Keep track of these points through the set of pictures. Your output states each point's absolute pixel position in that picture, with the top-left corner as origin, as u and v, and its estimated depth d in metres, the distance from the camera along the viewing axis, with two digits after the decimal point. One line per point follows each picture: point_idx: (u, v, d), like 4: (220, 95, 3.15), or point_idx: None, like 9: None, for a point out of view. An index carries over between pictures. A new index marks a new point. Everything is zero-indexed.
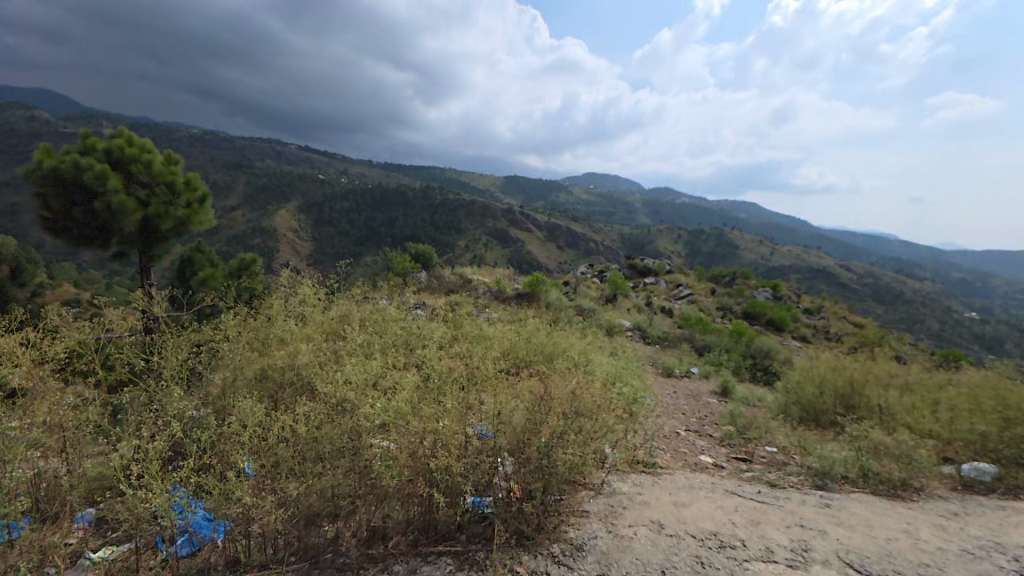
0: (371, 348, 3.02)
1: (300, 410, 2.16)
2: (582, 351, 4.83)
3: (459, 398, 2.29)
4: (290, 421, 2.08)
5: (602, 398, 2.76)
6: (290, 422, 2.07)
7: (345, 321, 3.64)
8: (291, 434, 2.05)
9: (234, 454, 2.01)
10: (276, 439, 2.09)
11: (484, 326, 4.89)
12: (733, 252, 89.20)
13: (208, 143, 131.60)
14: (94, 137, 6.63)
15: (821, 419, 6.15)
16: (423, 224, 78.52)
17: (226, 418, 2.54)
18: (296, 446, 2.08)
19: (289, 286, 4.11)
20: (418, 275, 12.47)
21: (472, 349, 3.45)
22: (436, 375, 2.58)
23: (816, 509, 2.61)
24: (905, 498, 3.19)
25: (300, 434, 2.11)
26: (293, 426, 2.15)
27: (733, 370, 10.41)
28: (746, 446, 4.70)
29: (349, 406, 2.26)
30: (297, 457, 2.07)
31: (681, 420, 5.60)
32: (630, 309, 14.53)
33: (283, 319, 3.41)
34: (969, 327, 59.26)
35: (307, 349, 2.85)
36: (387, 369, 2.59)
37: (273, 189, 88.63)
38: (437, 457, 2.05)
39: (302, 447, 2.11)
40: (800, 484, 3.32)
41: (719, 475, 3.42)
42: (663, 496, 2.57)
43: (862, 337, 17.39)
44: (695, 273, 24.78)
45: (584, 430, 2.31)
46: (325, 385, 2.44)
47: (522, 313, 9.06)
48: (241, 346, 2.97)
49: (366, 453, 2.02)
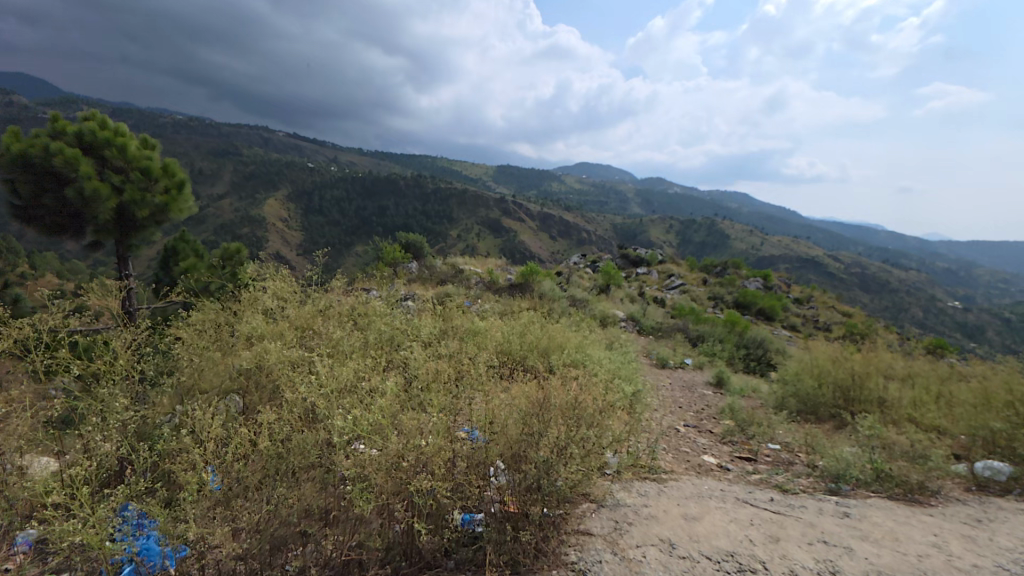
0: (351, 346, 2.76)
1: (264, 419, 1.89)
2: (578, 345, 4.60)
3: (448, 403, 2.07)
4: (257, 431, 1.83)
5: (603, 400, 2.55)
6: (256, 432, 1.82)
7: (325, 317, 3.37)
8: (259, 446, 1.80)
9: (189, 471, 1.74)
10: (235, 453, 1.82)
11: (475, 319, 4.64)
12: (724, 242, 89.51)
13: (192, 129, 128.19)
14: (63, 120, 6.17)
15: (820, 412, 6.01)
16: (414, 213, 77.62)
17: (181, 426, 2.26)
18: (265, 457, 1.83)
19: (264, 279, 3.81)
20: (409, 265, 12.14)
21: (463, 347, 3.20)
22: (420, 378, 2.33)
23: (835, 519, 2.42)
24: (923, 503, 3.01)
25: (263, 447, 1.84)
26: (255, 438, 1.88)
27: (727, 360, 10.28)
28: (748, 444, 4.51)
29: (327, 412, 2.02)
30: (265, 470, 1.83)
31: (679, 415, 5.42)
32: (624, 299, 14.34)
33: (255, 314, 3.12)
34: (953, 314, 60.30)
35: (280, 346, 2.58)
36: (367, 371, 2.35)
37: (261, 177, 86.84)
38: (426, 470, 1.82)
39: (271, 458, 1.85)
40: (812, 488, 3.13)
41: (726, 478, 3.22)
42: (672, 508, 2.35)
43: (851, 326, 17.45)
44: (687, 261, 24.66)
45: (587, 438, 2.10)
46: (296, 390, 2.18)
47: (515, 305, 8.81)
48: (207, 344, 2.69)
49: (339, 464, 1.74)
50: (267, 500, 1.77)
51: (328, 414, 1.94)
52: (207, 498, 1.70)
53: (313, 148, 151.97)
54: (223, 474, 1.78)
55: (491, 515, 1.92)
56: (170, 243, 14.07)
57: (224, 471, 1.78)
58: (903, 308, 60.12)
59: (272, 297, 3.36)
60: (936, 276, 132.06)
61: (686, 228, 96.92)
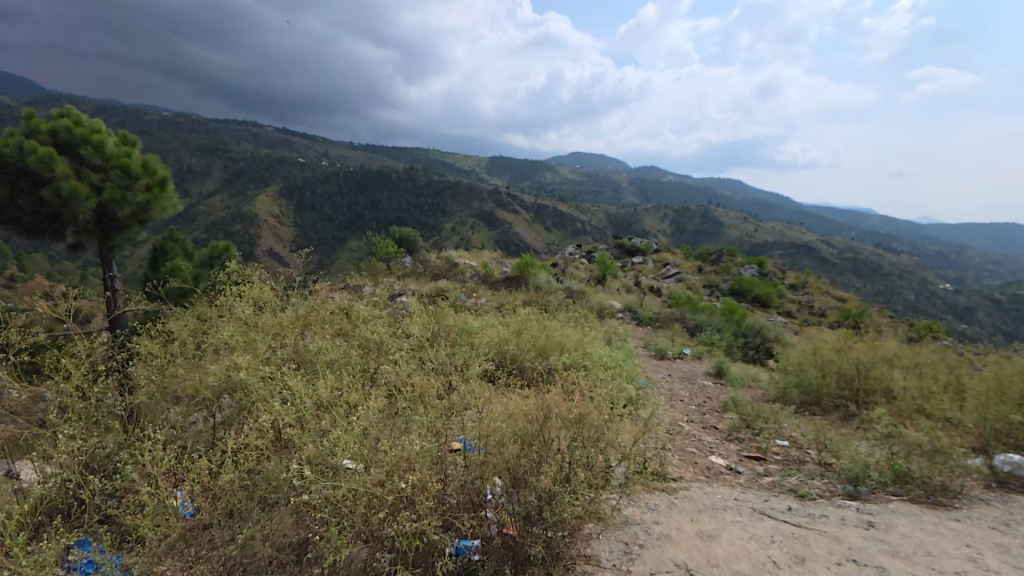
0: (333, 357, 2.56)
1: (232, 441, 1.69)
2: (578, 344, 4.41)
3: (437, 419, 1.89)
4: (224, 455, 1.63)
5: (605, 407, 2.39)
6: (223, 457, 1.62)
7: (305, 325, 3.15)
8: (225, 476, 1.59)
9: (148, 502, 1.54)
10: (198, 480, 1.61)
11: (469, 318, 4.43)
12: (718, 229, 89.56)
13: (179, 126, 126.03)
14: (37, 117, 5.86)
15: (824, 403, 5.89)
16: (407, 207, 76.97)
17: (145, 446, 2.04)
18: (233, 486, 1.62)
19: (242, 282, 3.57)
20: (402, 260, 11.88)
21: (455, 352, 3.01)
22: (407, 391, 2.14)
23: (861, 531, 2.26)
24: (947, 505, 2.86)
25: (231, 472, 1.63)
26: (222, 463, 1.67)
27: (725, 350, 10.16)
28: (755, 440, 4.35)
29: (303, 432, 1.83)
30: (235, 500, 1.62)
31: (682, 410, 5.26)
32: (620, 290, 14.16)
33: (227, 320, 2.88)
34: (943, 296, 60.80)
35: (253, 357, 2.37)
36: (348, 385, 2.15)
37: (251, 173, 85.64)
38: (414, 500, 1.62)
39: (238, 489, 1.64)
40: (828, 492, 2.97)
41: (738, 483, 3.05)
42: (685, 525, 2.16)
43: (845, 311, 17.41)
44: (682, 250, 24.42)
45: (590, 450, 1.95)
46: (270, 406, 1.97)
47: (511, 299, 8.60)
48: (174, 356, 2.45)
49: (315, 496, 1.53)
50: (235, 533, 1.58)
51: (303, 439, 1.74)
52: (171, 533, 1.50)
53: (303, 143, 150.02)
54: (196, 498, 1.60)
55: (489, 543, 1.72)
56: (158, 243, 13.76)
57: (194, 495, 1.60)
58: (895, 292, 60.55)
59: (245, 299, 3.10)
60: (927, 259, 133.21)
61: (680, 217, 96.84)
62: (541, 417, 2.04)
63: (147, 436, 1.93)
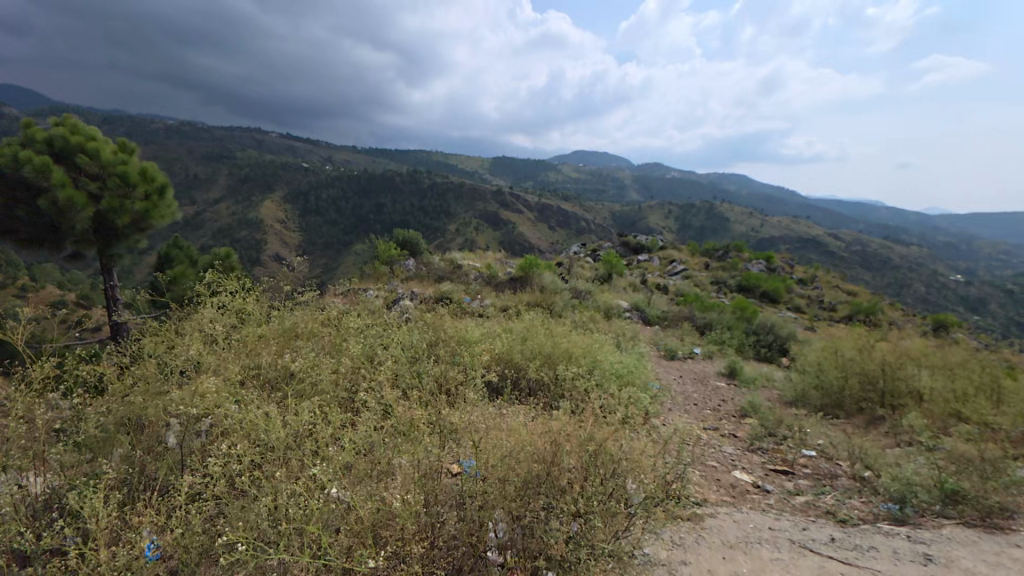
0: (317, 376, 2.36)
1: (194, 478, 1.48)
2: (586, 349, 4.14)
3: (428, 453, 1.71)
4: (182, 501, 1.42)
5: (615, 428, 2.20)
6: (181, 505, 1.42)
7: (289, 340, 2.95)
8: (183, 525, 1.37)
9: (102, 551, 1.33)
10: (157, 530, 1.40)
11: (469, 325, 4.20)
12: (723, 225, 88.70)
13: (184, 134, 127.18)
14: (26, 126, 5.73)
15: (846, 405, 5.59)
16: (410, 209, 76.92)
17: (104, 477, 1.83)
18: (196, 533, 1.41)
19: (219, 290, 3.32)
20: (406, 263, 11.66)
21: (451, 371, 2.83)
22: (395, 420, 1.95)
23: (919, 570, 2.00)
24: (1007, 529, 2.56)
25: (193, 515, 1.42)
26: (185, 505, 1.46)
27: (736, 348, 9.84)
28: (778, 449, 4.06)
29: (275, 472, 1.62)
30: (199, 549, 1.42)
31: (696, 414, 5.00)
32: (627, 288, 13.82)
33: (201, 334, 2.65)
34: (955, 288, 59.65)
35: (225, 380, 2.17)
36: (331, 414, 1.96)
37: (256, 179, 86.16)
38: (403, 551, 1.43)
39: (204, 533, 1.44)
40: (871, 516, 2.68)
41: (768, 504, 2.77)
42: (717, 566, 1.89)
43: (855, 304, 16.98)
44: (688, 247, 23.95)
45: (605, 478, 1.78)
46: (240, 438, 1.75)
47: (515, 301, 8.35)
48: (139, 377, 2.22)
49: (294, 549, 1.34)
50: None
51: (278, 479, 1.55)
52: None
53: (307, 148, 150.89)
54: (164, 541, 1.41)
55: None
56: (163, 251, 13.73)
57: (159, 538, 1.40)
58: (906, 284, 59.49)
59: (220, 310, 2.88)
60: (937, 250, 131.24)
61: (685, 213, 96.05)
62: (548, 445, 1.86)
63: (103, 471, 1.71)
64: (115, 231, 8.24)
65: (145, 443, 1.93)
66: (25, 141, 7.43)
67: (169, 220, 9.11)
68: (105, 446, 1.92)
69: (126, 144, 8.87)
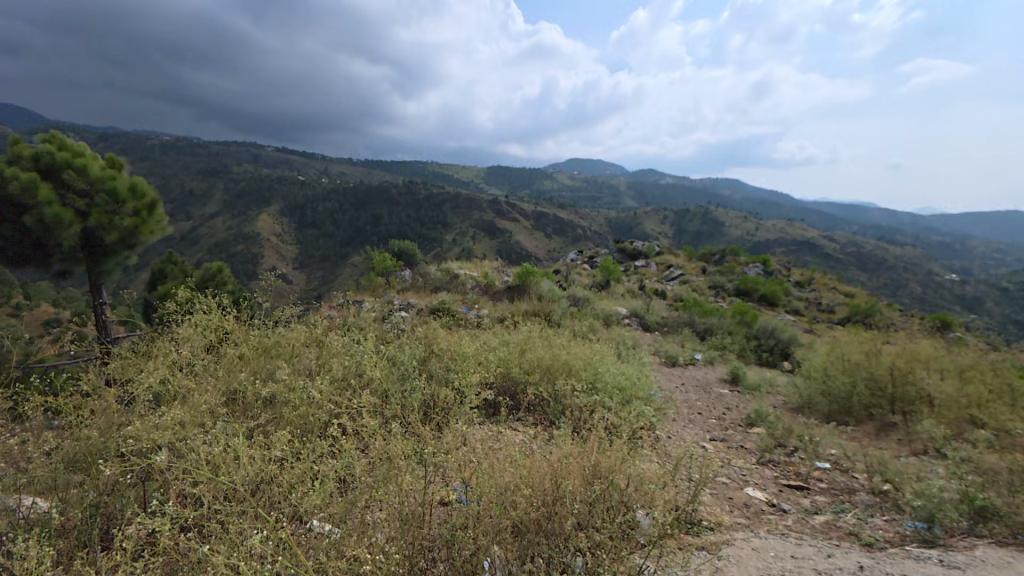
0: (295, 404, 2.22)
1: (147, 534, 1.34)
2: (587, 360, 3.97)
3: (410, 501, 1.62)
4: (129, 555, 1.30)
5: (617, 452, 2.20)
6: (128, 561, 1.30)
7: (271, 359, 2.80)
8: None
9: None
10: None
11: (462, 338, 4.05)
12: (719, 230, 89.04)
13: (182, 150, 127.52)
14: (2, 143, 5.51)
15: (854, 411, 5.45)
16: (407, 220, 76.94)
17: (55, 526, 1.68)
18: None
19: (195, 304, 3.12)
20: (402, 274, 11.48)
21: (439, 395, 2.71)
22: (375, 454, 1.82)
23: None
24: None
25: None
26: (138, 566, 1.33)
27: (738, 353, 9.68)
28: (790, 461, 3.86)
29: (243, 524, 1.50)
30: None
31: (701, 424, 4.84)
32: (626, 295, 13.67)
33: (171, 355, 2.47)
34: (952, 287, 59.78)
35: (194, 409, 2.02)
36: (307, 451, 1.83)
37: (252, 194, 86.32)
38: None
39: None
40: (900, 539, 2.48)
41: (787, 527, 2.58)
42: None
43: (853, 305, 16.88)
44: (685, 252, 23.88)
45: (614, 505, 1.85)
46: (204, 483, 1.60)
47: (513, 311, 8.19)
48: (102, 407, 2.05)
49: None
50: None
51: (246, 535, 1.42)
52: None
53: (303, 162, 151.39)
54: None
55: None
56: (157, 266, 13.56)
57: None
58: (902, 284, 59.62)
59: (194, 325, 2.70)
60: (931, 250, 132.04)
61: (680, 218, 96.43)
62: (548, 480, 1.88)
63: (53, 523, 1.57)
64: (103, 248, 8.05)
65: (102, 484, 1.78)
66: (12, 158, 7.24)
67: (159, 236, 8.93)
68: (59, 488, 1.77)
69: (114, 159, 8.71)
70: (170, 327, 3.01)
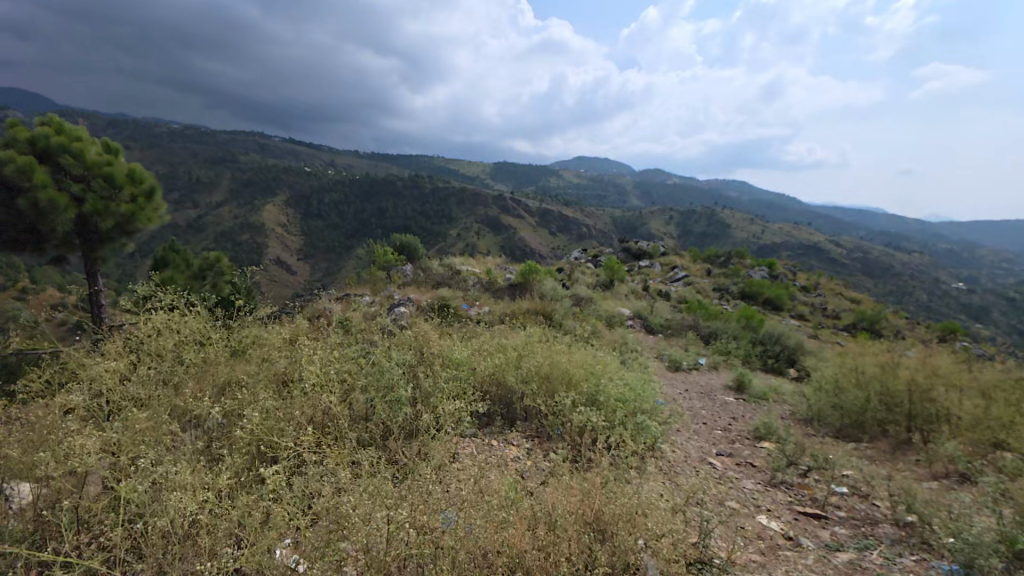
0: (260, 421, 2.06)
1: None
2: (589, 368, 3.71)
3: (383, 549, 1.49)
4: None
5: (623, 494, 2.00)
6: None
7: (239, 364, 2.63)
8: None
9: None
10: None
11: (455, 341, 3.82)
12: (725, 232, 88.28)
13: (190, 138, 127.97)
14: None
15: (868, 427, 5.17)
16: (411, 214, 76.72)
17: None
18: None
19: (160, 302, 2.91)
20: (403, 268, 11.23)
21: (420, 411, 2.56)
22: (343, 485, 1.68)
23: None
24: None
25: None
26: None
27: (743, 359, 9.40)
28: (803, 481, 3.61)
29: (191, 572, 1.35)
30: None
31: (707, 436, 4.60)
32: (630, 295, 13.39)
33: (127, 361, 2.27)
34: (958, 296, 59.08)
35: (145, 429, 1.85)
36: (267, 482, 1.68)
37: (259, 183, 86.41)
38: None
39: None
40: None
41: (806, 567, 2.33)
42: None
43: (860, 311, 16.51)
44: (690, 253, 23.50)
45: (614, 563, 1.74)
46: (146, 517, 1.44)
47: (513, 310, 7.93)
48: (42, 420, 1.86)
49: None
50: None
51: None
52: None
53: (310, 152, 151.39)
54: None
55: None
56: (160, 253, 13.46)
57: None
58: (908, 292, 58.95)
59: (157, 328, 2.52)
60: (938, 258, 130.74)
61: (686, 219, 95.71)
62: (538, 542, 1.73)
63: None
64: (98, 235, 7.88)
65: (33, 511, 1.61)
66: (8, 141, 7.05)
67: (157, 224, 8.73)
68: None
69: (111, 144, 8.48)
70: (130, 326, 2.82)
